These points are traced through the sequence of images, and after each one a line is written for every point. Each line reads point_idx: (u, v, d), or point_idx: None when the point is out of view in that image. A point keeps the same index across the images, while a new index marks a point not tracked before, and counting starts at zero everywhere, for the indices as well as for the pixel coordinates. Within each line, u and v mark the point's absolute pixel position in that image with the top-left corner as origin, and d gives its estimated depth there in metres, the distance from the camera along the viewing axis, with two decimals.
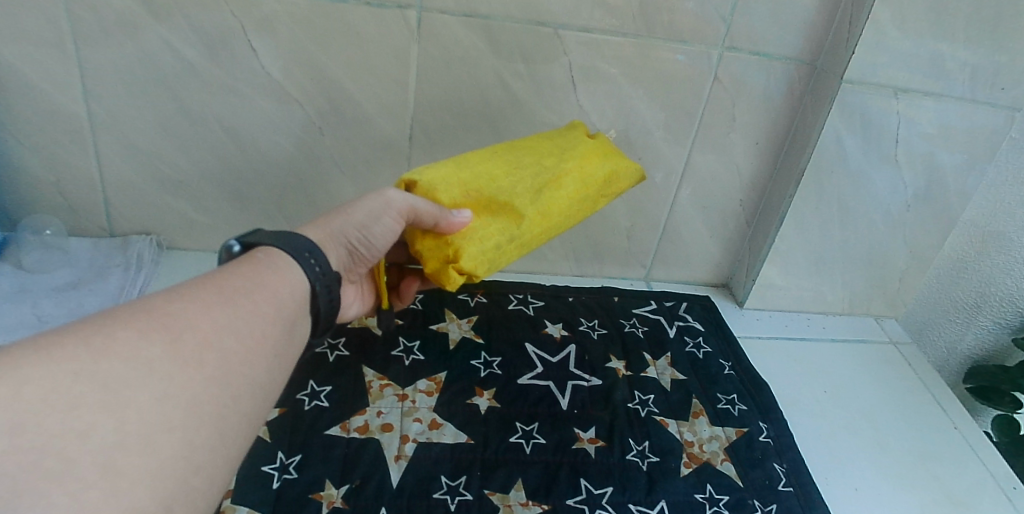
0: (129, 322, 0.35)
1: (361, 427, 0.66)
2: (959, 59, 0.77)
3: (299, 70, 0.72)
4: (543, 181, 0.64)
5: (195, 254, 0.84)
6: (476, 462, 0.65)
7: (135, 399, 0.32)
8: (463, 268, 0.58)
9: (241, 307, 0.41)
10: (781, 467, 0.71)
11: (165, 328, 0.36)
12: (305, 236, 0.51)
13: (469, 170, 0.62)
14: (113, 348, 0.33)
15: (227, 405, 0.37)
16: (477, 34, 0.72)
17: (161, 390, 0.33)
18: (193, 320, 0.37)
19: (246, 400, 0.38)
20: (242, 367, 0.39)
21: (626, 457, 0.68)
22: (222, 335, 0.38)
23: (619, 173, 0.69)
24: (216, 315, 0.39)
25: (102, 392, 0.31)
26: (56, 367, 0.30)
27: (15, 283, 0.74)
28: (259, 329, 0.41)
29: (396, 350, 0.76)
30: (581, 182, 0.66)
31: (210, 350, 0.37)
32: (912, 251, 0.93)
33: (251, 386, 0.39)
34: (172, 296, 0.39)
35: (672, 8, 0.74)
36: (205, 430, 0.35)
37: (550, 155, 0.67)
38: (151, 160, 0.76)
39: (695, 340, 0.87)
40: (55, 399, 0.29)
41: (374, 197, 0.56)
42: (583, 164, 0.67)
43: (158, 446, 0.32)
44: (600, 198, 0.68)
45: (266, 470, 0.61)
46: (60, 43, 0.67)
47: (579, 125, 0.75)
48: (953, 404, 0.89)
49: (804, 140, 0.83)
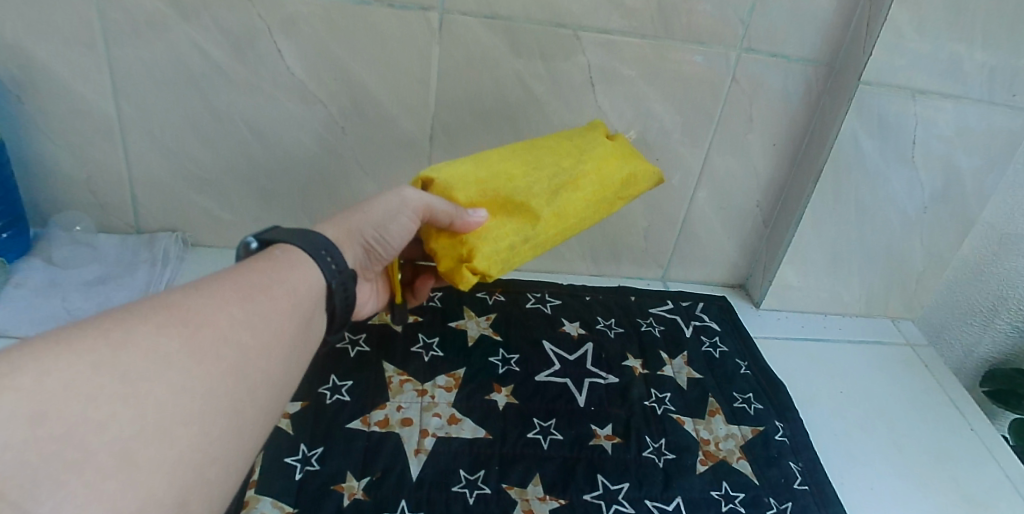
0: (148, 317, 0.36)
1: (381, 421, 0.67)
2: (977, 61, 0.77)
3: (322, 70, 0.74)
4: (561, 181, 0.65)
5: (218, 250, 0.85)
6: (495, 457, 0.66)
7: (154, 391, 0.33)
8: (477, 268, 0.58)
9: (260, 304, 0.42)
10: (796, 465, 0.71)
11: (183, 322, 0.37)
12: (322, 234, 0.52)
13: (488, 168, 0.63)
14: (133, 340, 0.34)
15: (242, 402, 0.38)
16: (498, 35, 0.73)
17: (179, 384, 0.34)
18: (210, 316, 0.38)
19: (261, 396, 0.40)
20: (257, 363, 0.40)
21: (642, 454, 0.69)
22: (239, 331, 0.40)
23: (638, 177, 0.70)
24: (234, 311, 0.40)
25: (122, 383, 0.32)
26: (78, 358, 0.31)
27: (46, 277, 0.76)
28: (276, 324, 0.43)
29: (415, 346, 0.77)
30: (599, 184, 0.67)
31: (227, 346, 0.38)
32: (929, 253, 0.93)
33: (266, 382, 0.41)
34: (187, 290, 0.40)
35: (691, 10, 0.74)
36: (220, 424, 0.36)
37: (569, 156, 0.68)
38: (176, 158, 0.77)
39: (711, 340, 0.87)
40: (77, 389, 0.30)
41: (391, 196, 0.57)
42: (601, 167, 0.68)
43: (174, 439, 0.33)
44: (617, 199, 0.69)
45: (288, 462, 0.62)
46: (91, 42, 0.69)
47: (599, 125, 0.76)
48: (970, 407, 0.89)
49: (822, 140, 0.83)
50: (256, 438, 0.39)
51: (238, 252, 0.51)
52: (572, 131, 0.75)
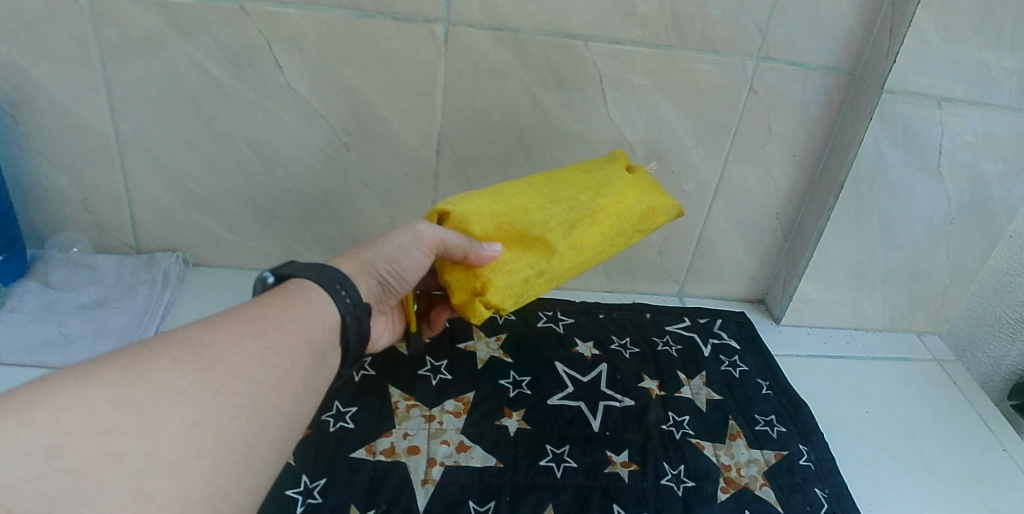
0: (163, 351, 0.34)
1: (387, 449, 0.64)
2: (1005, 67, 0.73)
3: (326, 86, 0.72)
4: (577, 215, 0.62)
5: (221, 271, 0.83)
6: (505, 487, 0.63)
7: (166, 424, 0.31)
8: (490, 301, 0.56)
9: (273, 338, 0.40)
10: (823, 492, 0.68)
11: (198, 358, 0.35)
12: (337, 268, 0.50)
13: (504, 201, 0.60)
14: (148, 376, 0.32)
15: (256, 435, 0.36)
16: (505, 47, 0.71)
17: (192, 417, 0.32)
18: (225, 350, 0.37)
19: (275, 428, 0.37)
20: (273, 397, 0.38)
21: (661, 482, 0.66)
22: (253, 364, 0.37)
23: (656, 209, 0.67)
24: (248, 345, 0.38)
25: (137, 418, 0.30)
26: (94, 393, 0.30)
27: (41, 300, 0.74)
28: (291, 357, 0.40)
29: (423, 369, 0.74)
30: (617, 217, 0.64)
31: (240, 379, 0.36)
32: (957, 266, 0.90)
33: (282, 416, 0.38)
34: (203, 325, 0.38)
35: (704, 19, 0.72)
36: (232, 458, 0.34)
37: (586, 189, 0.65)
38: (177, 178, 0.75)
39: (731, 359, 0.83)
40: (93, 423, 0.29)
41: (406, 229, 0.55)
42: (620, 199, 0.65)
43: (185, 475, 0.31)
44: (635, 233, 0.66)
45: (289, 495, 0.59)
46: (88, 61, 0.67)
47: (619, 155, 0.73)
48: (1002, 426, 0.84)
49: (843, 151, 0.80)
50: (270, 471, 0.37)
51: (255, 286, 0.49)
52: (592, 161, 0.72)
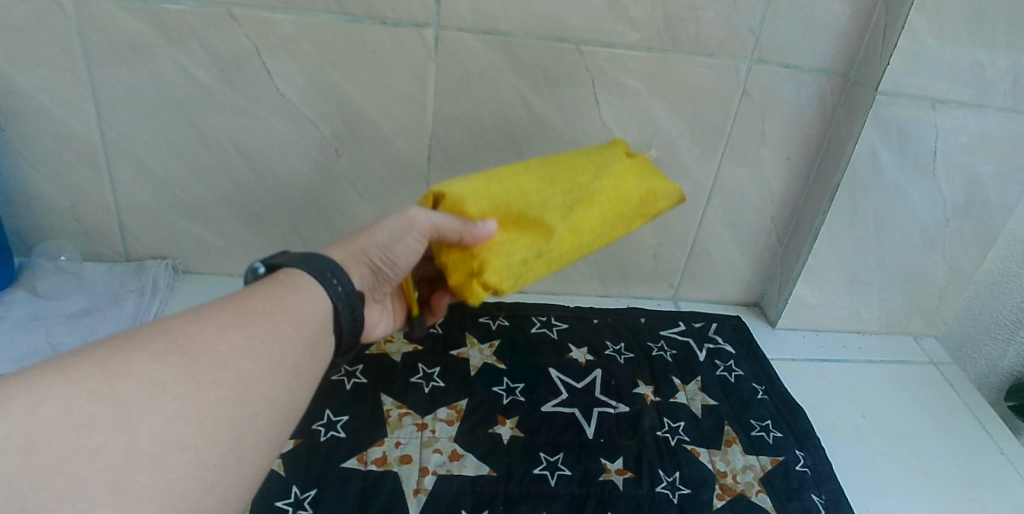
0: (145, 344, 0.34)
1: (379, 459, 0.64)
2: (999, 68, 0.73)
3: (315, 91, 0.71)
4: (575, 198, 0.61)
5: (211, 278, 0.83)
6: (498, 496, 0.62)
7: (147, 418, 0.30)
8: (487, 282, 0.55)
9: (261, 328, 0.39)
10: (819, 498, 0.67)
11: (182, 350, 0.34)
12: (328, 256, 0.49)
13: (501, 184, 0.60)
14: (129, 369, 0.32)
15: (243, 424, 0.35)
16: (496, 51, 0.70)
17: (174, 410, 0.31)
18: (210, 341, 0.36)
19: (264, 419, 0.37)
20: (261, 387, 0.37)
21: (655, 489, 0.65)
22: (239, 354, 0.37)
23: (656, 193, 0.65)
24: (234, 335, 0.37)
25: (115, 413, 0.30)
26: (72, 388, 0.29)
27: (29, 310, 0.73)
28: (279, 348, 0.40)
29: (415, 377, 0.73)
30: (618, 200, 0.63)
31: (226, 370, 0.35)
32: (953, 267, 0.89)
33: (270, 408, 0.37)
34: (188, 317, 0.37)
35: (697, 22, 0.71)
36: (218, 450, 0.33)
37: (585, 173, 0.64)
38: (166, 185, 0.75)
39: (726, 364, 0.83)
40: (70, 418, 0.28)
41: (396, 217, 0.55)
42: (619, 183, 0.64)
43: (167, 469, 0.30)
44: (635, 218, 0.65)
45: (279, 506, 0.58)
46: (74, 67, 0.66)
47: (619, 143, 0.72)
48: (999, 428, 0.84)
49: (838, 153, 0.79)
50: (257, 479, 0.36)
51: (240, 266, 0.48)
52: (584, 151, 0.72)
